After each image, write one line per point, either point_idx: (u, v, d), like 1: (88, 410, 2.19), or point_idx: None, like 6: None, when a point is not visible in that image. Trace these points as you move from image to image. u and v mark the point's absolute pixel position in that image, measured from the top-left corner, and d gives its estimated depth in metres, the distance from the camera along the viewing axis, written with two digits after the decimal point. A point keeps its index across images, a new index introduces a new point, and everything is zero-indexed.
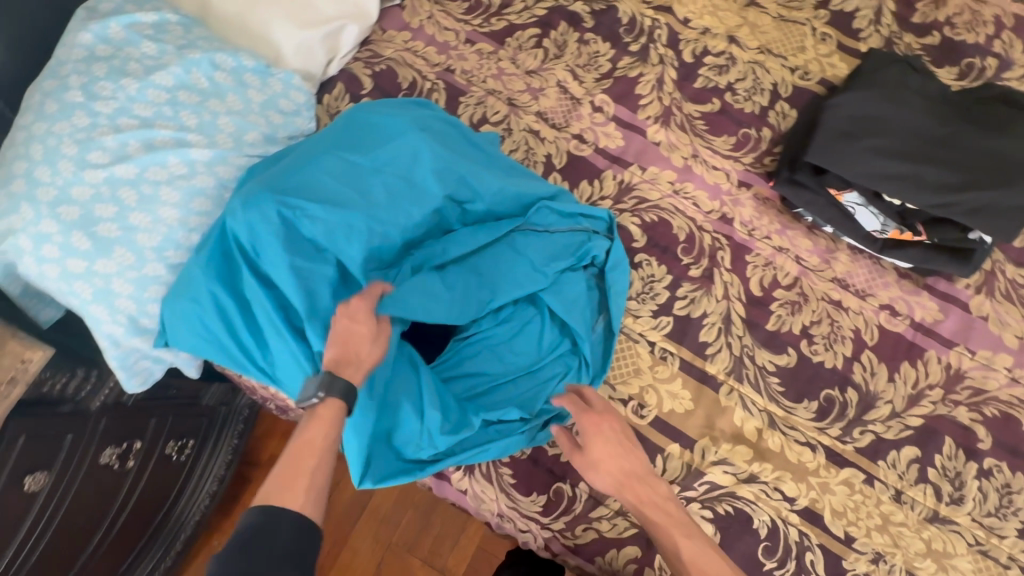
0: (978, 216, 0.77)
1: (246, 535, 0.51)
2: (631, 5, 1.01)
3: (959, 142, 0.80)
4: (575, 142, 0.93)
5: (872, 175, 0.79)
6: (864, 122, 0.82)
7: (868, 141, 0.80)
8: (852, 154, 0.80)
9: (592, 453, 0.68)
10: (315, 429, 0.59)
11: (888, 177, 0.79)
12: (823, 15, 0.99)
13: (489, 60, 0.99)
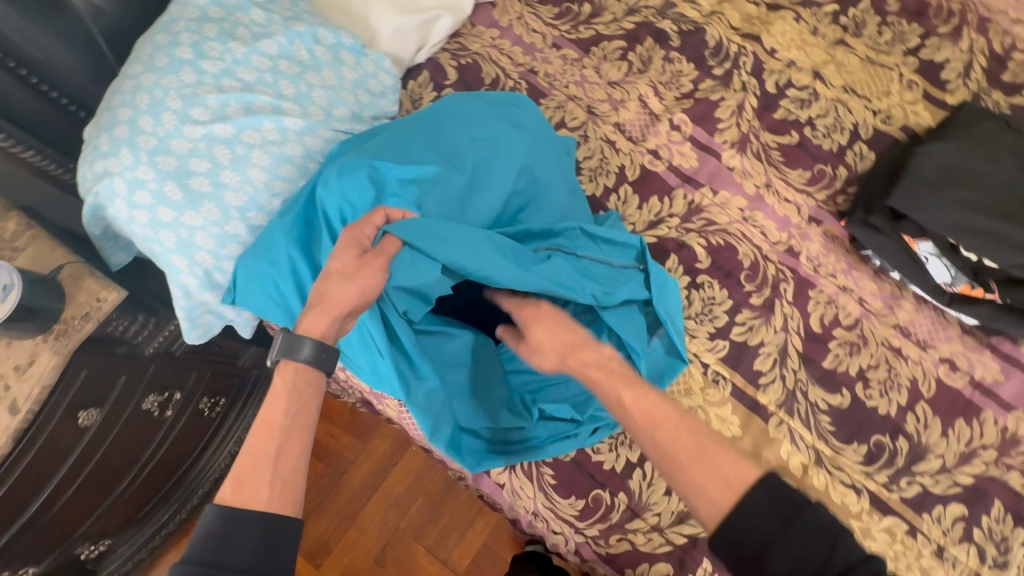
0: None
1: (206, 544, 0.50)
2: (720, 30, 1.02)
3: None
4: (650, 158, 0.94)
5: (954, 228, 0.79)
6: (953, 174, 0.82)
7: (954, 193, 0.80)
8: (936, 204, 0.80)
9: (533, 339, 0.71)
10: (277, 403, 0.58)
11: (971, 231, 0.79)
12: (912, 62, 0.98)
13: (573, 66, 1.00)
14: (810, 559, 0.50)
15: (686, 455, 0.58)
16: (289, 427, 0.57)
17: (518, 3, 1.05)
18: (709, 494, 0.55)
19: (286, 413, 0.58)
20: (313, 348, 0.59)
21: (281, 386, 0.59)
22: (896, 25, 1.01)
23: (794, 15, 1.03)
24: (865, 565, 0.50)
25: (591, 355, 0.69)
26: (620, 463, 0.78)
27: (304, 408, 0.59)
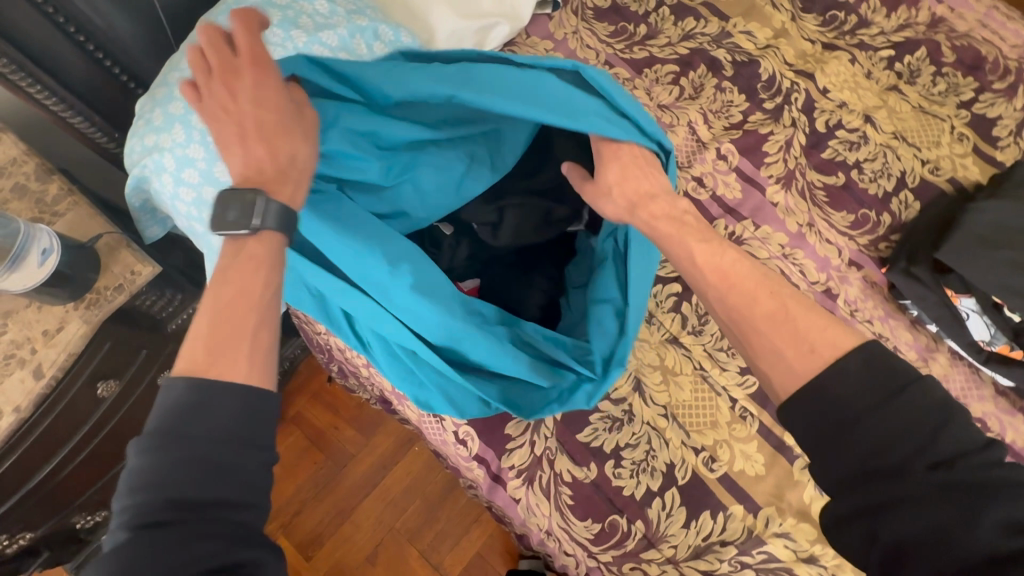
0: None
1: (174, 415, 0.42)
2: (774, 64, 1.01)
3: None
4: (694, 185, 0.93)
5: (1003, 288, 0.77)
6: (1008, 232, 0.79)
7: (1007, 253, 0.78)
8: (988, 262, 0.78)
9: (604, 179, 0.69)
10: (242, 272, 0.50)
11: (1017, 292, 0.77)
12: (964, 115, 0.98)
13: (625, 86, 1.00)
14: (910, 434, 0.43)
15: (764, 317, 0.53)
16: (264, 299, 0.49)
17: (574, 17, 1.05)
18: (788, 360, 0.50)
19: (263, 280, 0.50)
20: (277, 213, 0.52)
21: (249, 255, 0.51)
22: (950, 76, 1.01)
23: (850, 56, 1.03)
24: (982, 452, 0.42)
25: (661, 207, 0.66)
26: (641, 490, 0.77)
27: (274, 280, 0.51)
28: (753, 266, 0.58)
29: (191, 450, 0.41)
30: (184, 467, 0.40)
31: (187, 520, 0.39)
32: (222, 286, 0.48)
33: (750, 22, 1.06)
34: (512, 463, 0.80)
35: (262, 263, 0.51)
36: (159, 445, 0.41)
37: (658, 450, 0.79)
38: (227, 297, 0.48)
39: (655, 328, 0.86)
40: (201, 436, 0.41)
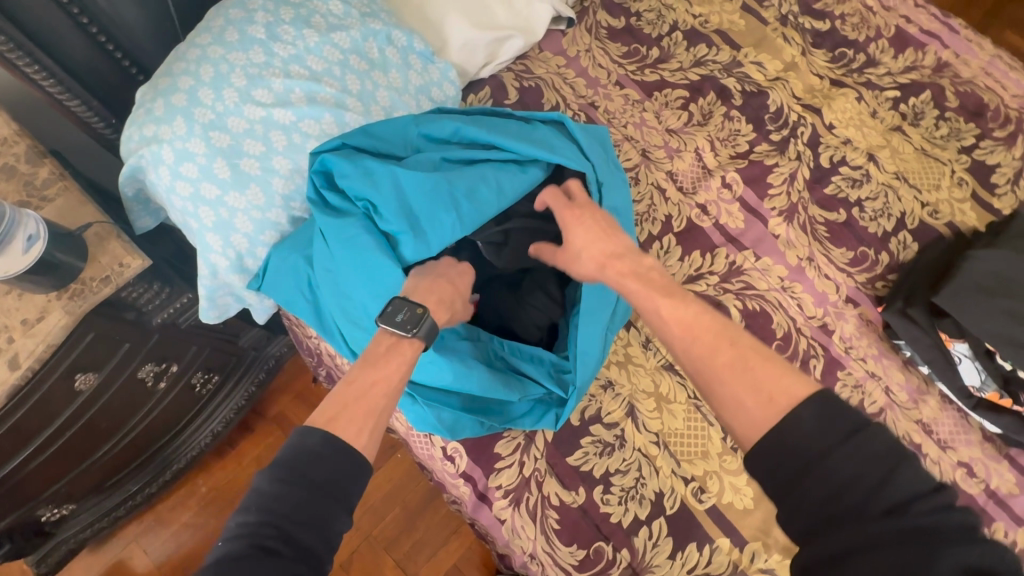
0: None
1: (302, 458, 0.48)
2: (782, 96, 1.02)
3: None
4: (698, 211, 0.93)
5: (997, 337, 0.78)
6: (1004, 282, 0.80)
7: (1003, 302, 0.79)
8: (982, 310, 0.79)
9: (573, 243, 0.70)
10: (390, 363, 0.59)
11: (1012, 342, 0.78)
12: (964, 160, 0.99)
13: (634, 108, 1.00)
14: (861, 483, 0.44)
15: (726, 367, 0.53)
16: (399, 391, 0.58)
17: (588, 35, 1.05)
18: (749, 410, 0.50)
19: (400, 378, 0.58)
20: (430, 326, 0.62)
21: (399, 353, 0.60)
22: (953, 121, 1.02)
23: (856, 94, 1.04)
24: (931, 496, 0.43)
25: (627, 265, 0.66)
26: (628, 518, 0.76)
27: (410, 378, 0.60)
28: (713, 315, 0.58)
29: (309, 496, 0.47)
30: (298, 510, 0.46)
31: (283, 554, 0.45)
32: (370, 369, 0.58)
33: (761, 53, 1.06)
34: (500, 482, 0.78)
35: (401, 359, 0.60)
36: (283, 482, 0.47)
37: (648, 478, 0.78)
38: (370, 381, 0.57)
39: (651, 354, 0.85)
40: (316, 484, 0.48)
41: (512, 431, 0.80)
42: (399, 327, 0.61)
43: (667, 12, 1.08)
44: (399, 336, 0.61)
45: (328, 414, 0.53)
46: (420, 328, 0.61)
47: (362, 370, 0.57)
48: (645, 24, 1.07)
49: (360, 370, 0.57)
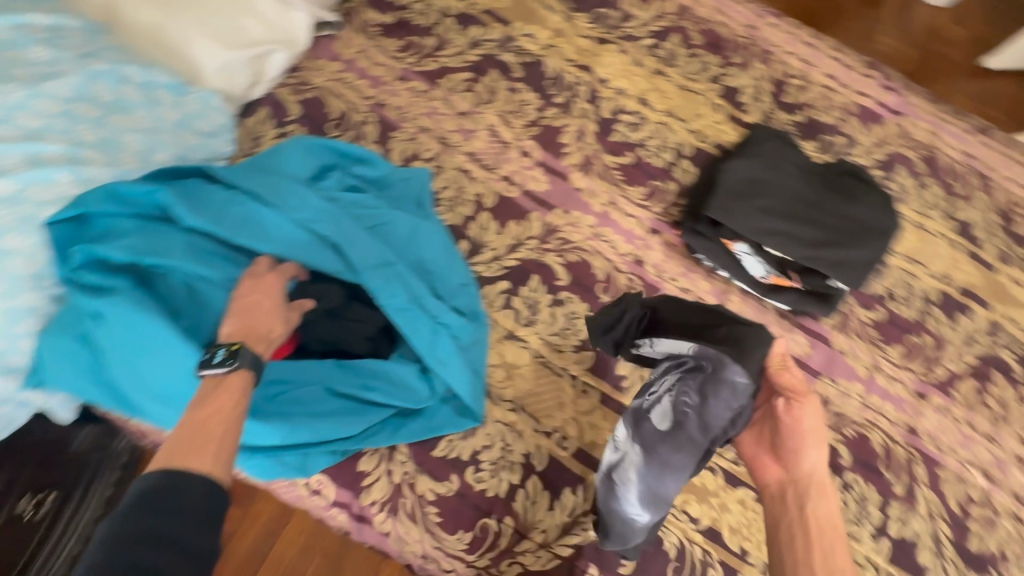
0: (838, 271, 0.85)
1: (144, 496, 0.49)
2: (556, 62, 1.10)
3: (830, 211, 0.89)
4: (505, 184, 0.98)
5: (756, 231, 0.88)
6: (752, 186, 0.91)
7: (754, 201, 0.89)
8: (740, 211, 0.89)
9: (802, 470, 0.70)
10: (217, 400, 0.58)
11: (767, 232, 0.88)
12: (716, 88, 1.15)
13: (422, 98, 1.01)
14: None
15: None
16: (238, 421, 0.58)
17: (360, 35, 1.04)
18: None
19: (236, 409, 0.58)
20: (253, 356, 0.61)
21: (230, 386, 0.59)
22: (701, 56, 1.17)
23: (619, 48, 1.15)
24: None
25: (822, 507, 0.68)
26: (503, 487, 0.79)
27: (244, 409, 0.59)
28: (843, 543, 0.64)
29: (156, 523, 0.47)
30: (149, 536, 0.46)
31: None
32: (200, 407, 0.57)
33: (530, 25, 1.13)
34: (373, 498, 0.77)
35: (233, 397, 0.59)
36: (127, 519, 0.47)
37: (513, 443, 0.82)
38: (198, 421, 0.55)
39: (491, 328, 0.88)
40: (168, 511, 0.48)
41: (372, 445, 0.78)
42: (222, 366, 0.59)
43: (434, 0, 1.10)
44: (222, 373, 0.60)
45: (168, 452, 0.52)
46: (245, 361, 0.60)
47: (194, 410, 0.56)
48: (415, 15, 1.08)
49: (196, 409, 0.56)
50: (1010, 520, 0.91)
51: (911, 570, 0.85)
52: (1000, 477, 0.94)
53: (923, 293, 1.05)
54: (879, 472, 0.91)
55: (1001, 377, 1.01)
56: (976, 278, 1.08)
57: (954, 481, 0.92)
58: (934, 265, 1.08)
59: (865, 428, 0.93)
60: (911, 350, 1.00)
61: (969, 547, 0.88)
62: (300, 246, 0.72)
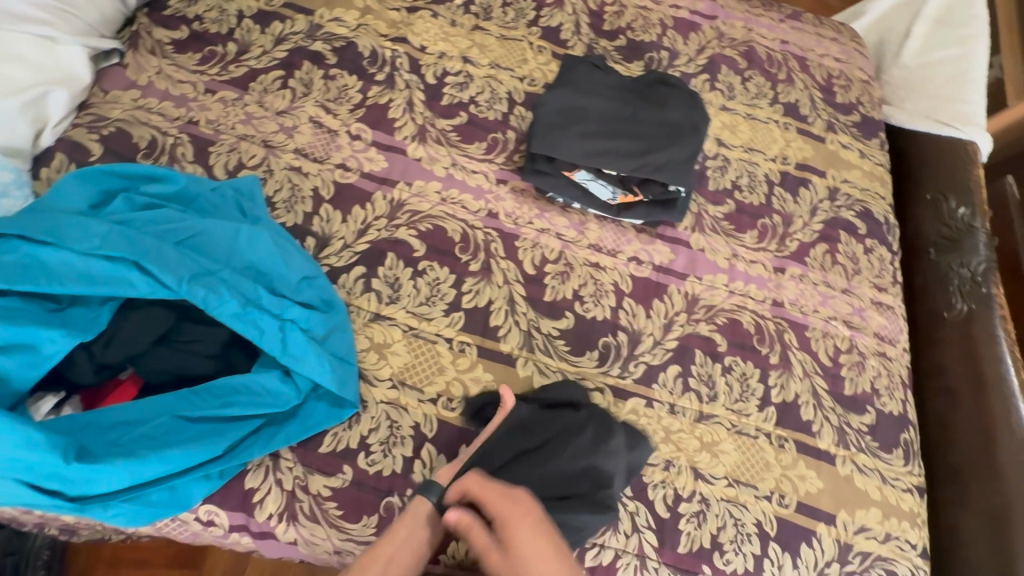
0: (661, 172, 0.95)
1: None
2: (370, 40, 1.09)
3: (643, 119, 0.98)
4: (340, 172, 0.96)
5: (583, 155, 0.94)
6: (569, 113, 0.97)
7: (574, 129, 0.95)
8: (565, 141, 0.94)
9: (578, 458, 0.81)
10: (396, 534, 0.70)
11: (594, 153, 0.94)
12: (536, 31, 1.16)
13: (235, 107, 0.98)
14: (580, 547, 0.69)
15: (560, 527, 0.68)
16: (410, 559, 0.69)
17: (152, 57, 0.98)
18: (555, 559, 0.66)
19: (404, 546, 0.69)
20: (433, 490, 0.73)
21: (405, 522, 0.71)
22: (515, 4, 1.18)
23: (432, 12, 1.14)
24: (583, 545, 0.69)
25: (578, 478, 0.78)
26: (398, 464, 0.80)
27: (418, 540, 0.71)
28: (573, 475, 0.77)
29: None
30: None
31: None
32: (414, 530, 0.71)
33: (334, 9, 1.10)
34: (269, 511, 0.76)
35: (407, 525, 0.71)
36: None
37: (400, 418, 0.82)
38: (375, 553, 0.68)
39: (354, 314, 0.87)
40: None
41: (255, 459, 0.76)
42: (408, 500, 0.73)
43: (227, 5, 1.06)
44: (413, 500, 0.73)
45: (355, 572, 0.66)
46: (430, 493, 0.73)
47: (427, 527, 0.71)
48: (210, 24, 1.04)
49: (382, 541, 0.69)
50: (876, 358, 1.00)
51: (798, 428, 0.92)
52: (861, 323, 1.02)
53: (766, 177, 1.11)
54: (755, 349, 0.97)
55: (848, 235, 1.09)
56: (809, 151, 1.16)
57: (821, 338, 1.00)
58: (771, 150, 1.14)
59: (736, 313, 0.99)
60: (763, 231, 1.07)
61: (844, 392, 0.96)
62: (96, 276, 0.66)
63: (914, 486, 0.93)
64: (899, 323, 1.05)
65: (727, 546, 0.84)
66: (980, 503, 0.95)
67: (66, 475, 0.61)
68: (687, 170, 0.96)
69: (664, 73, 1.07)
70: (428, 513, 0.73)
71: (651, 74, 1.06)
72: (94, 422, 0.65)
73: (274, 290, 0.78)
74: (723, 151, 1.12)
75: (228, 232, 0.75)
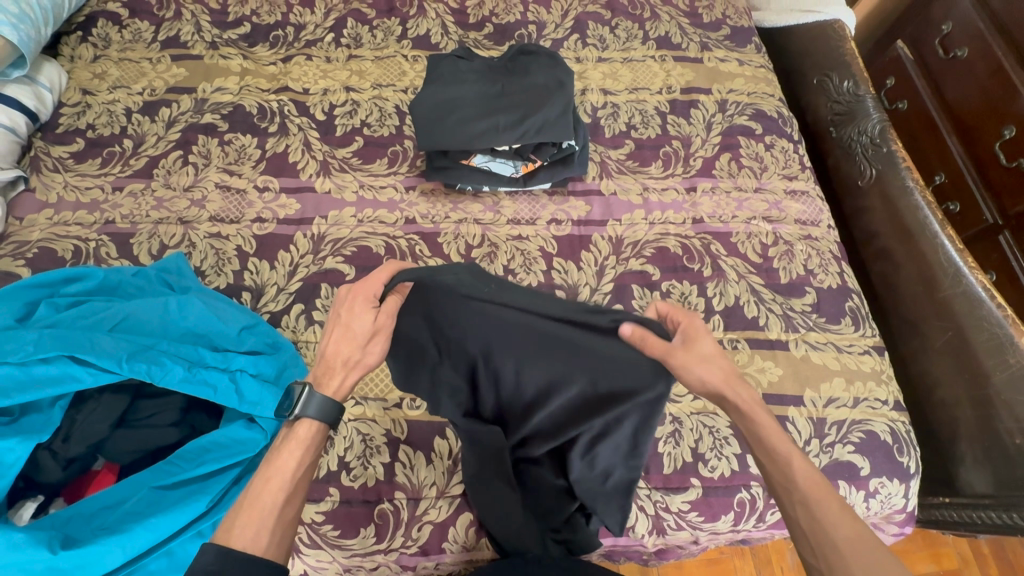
0: (544, 133, 0.99)
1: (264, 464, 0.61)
2: (256, 97, 1.14)
3: (514, 91, 1.03)
4: (257, 225, 1.01)
5: (469, 140, 0.99)
6: (444, 105, 1.01)
7: (451, 117, 1.00)
8: (448, 133, 0.99)
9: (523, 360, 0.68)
10: (283, 455, 0.61)
11: (478, 134, 0.99)
12: (407, 44, 1.22)
13: (145, 197, 1.02)
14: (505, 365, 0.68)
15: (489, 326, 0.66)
16: (297, 478, 0.60)
17: (56, 174, 1.03)
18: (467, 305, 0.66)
19: (296, 462, 0.61)
20: (316, 405, 0.62)
21: (295, 439, 0.62)
22: (382, 25, 1.24)
23: (307, 56, 1.20)
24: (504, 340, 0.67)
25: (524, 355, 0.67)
26: (380, 471, 0.82)
27: (311, 456, 0.63)
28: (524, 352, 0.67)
29: (249, 493, 0.58)
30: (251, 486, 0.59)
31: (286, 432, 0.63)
32: (271, 463, 0.60)
33: (214, 80, 1.16)
34: None
35: (296, 442, 0.62)
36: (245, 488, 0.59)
37: (371, 431, 0.85)
38: (264, 479, 0.59)
39: (304, 349, 0.91)
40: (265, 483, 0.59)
41: None
42: (291, 414, 0.62)
43: (113, 106, 1.11)
44: (292, 420, 0.63)
45: (222, 529, 0.55)
46: (307, 408, 0.62)
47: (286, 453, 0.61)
48: (102, 128, 1.09)
49: (247, 490, 0.58)
50: (803, 242, 1.04)
51: (745, 326, 0.96)
52: (780, 215, 1.07)
53: (656, 110, 1.16)
54: (686, 268, 1.01)
55: (746, 138, 1.15)
56: (690, 75, 1.21)
57: (747, 239, 1.04)
58: (655, 84, 1.20)
59: (661, 242, 1.03)
60: (667, 159, 1.11)
61: (781, 282, 1.00)
62: (40, 381, 0.70)
63: (870, 347, 0.96)
64: (817, 205, 1.09)
65: (709, 454, 0.86)
66: (938, 343, 0.98)
67: (61, 567, 0.64)
68: (569, 122, 1.01)
69: (522, 44, 1.13)
70: (310, 423, 0.63)
71: (511, 48, 1.12)
72: (75, 514, 0.69)
73: (217, 348, 0.82)
74: (609, 99, 1.17)
75: (157, 308, 0.80)
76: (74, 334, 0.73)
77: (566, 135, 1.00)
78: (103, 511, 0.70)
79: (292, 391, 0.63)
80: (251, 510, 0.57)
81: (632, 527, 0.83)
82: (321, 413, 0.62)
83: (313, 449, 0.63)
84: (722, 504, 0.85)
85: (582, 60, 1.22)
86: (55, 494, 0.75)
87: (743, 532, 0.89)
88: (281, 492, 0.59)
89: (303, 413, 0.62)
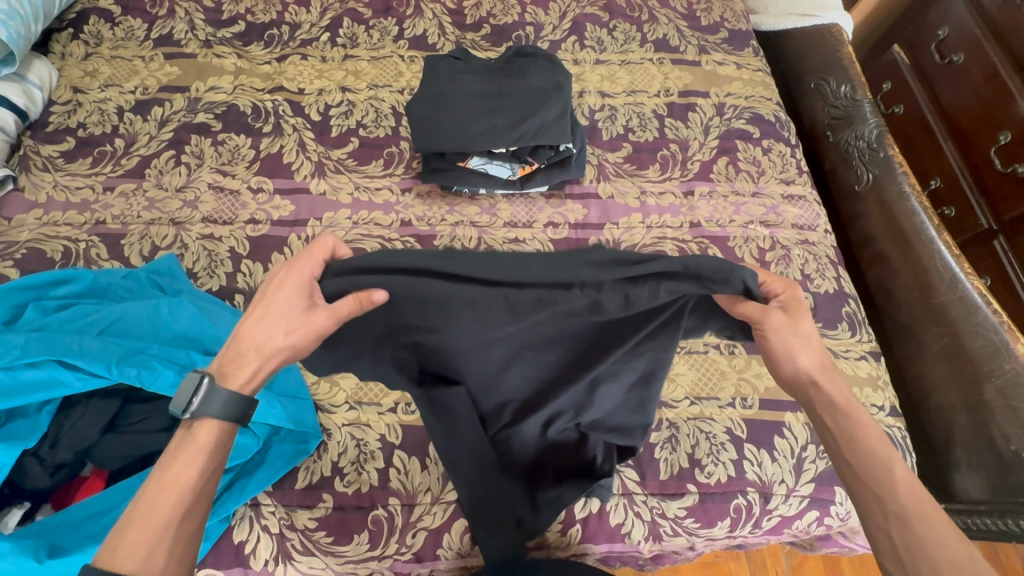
0: (542, 136, 0.99)
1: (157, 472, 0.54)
2: (250, 97, 1.13)
3: (512, 92, 1.03)
4: (251, 227, 1.00)
5: (466, 142, 0.98)
6: (441, 106, 1.00)
7: (448, 119, 0.99)
8: (445, 134, 0.99)
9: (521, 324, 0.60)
10: (181, 460, 0.55)
11: (476, 136, 0.98)
12: (404, 45, 1.21)
13: (136, 197, 1.01)
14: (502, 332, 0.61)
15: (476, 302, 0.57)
16: (198, 485, 0.54)
17: (46, 174, 1.01)
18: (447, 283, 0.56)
19: (196, 467, 0.55)
20: (222, 401, 0.56)
21: (193, 443, 0.56)
22: (378, 25, 1.23)
23: (302, 56, 1.18)
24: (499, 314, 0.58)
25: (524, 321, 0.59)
26: (374, 477, 0.82)
27: (217, 461, 0.57)
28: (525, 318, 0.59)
29: (139, 505, 0.52)
30: (142, 497, 0.52)
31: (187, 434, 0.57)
32: (164, 471, 0.54)
33: (208, 79, 1.14)
34: (263, 557, 0.77)
35: (196, 446, 0.56)
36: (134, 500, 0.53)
37: (366, 435, 0.84)
38: (158, 488, 0.53)
39: None
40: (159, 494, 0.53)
41: (234, 515, 0.78)
42: (190, 408, 0.55)
43: (104, 105, 1.09)
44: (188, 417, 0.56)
45: (108, 548, 0.50)
46: (211, 404, 0.56)
47: (182, 459, 0.55)
48: (93, 127, 1.07)
49: (137, 501, 0.52)
50: (800, 247, 1.04)
51: None
52: (777, 220, 1.07)
53: (654, 113, 1.16)
54: None
55: (743, 142, 1.14)
56: (688, 78, 1.21)
57: (744, 244, 1.04)
58: (652, 86, 1.19)
59: (658, 246, 1.02)
60: (664, 162, 1.11)
61: None
62: (28, 386, 0.69)
63: (866, 353, 0.96)
64: (814, 209, 1.09)
65: (706, 460, 0.86)
66: (934, 348, 0.98)
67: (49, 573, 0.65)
68: (566, 125, 1.01)
69: (520, 46, 1.13)
70: (212, 422, 0.57)
71: (508, 50, 1.12)
72: (62, 521, 0.67)
73: (209, 351, 0.81)
74: (607, 101, 1.17)
75: (148, 310, 0.79)
76: (61, 338, 0.71)
77: (564, 139, 1.00)
78: (91, 518, 0.68)
79: (189, 382, 0.56)
80: (145, 525, 0.51)
81: (628, 533, 0.83)
82: (227, 412, 0.57)
83: (217, 454, 0.57)
84: (718, 510, 0.84)
85: (579, 62, 1.21)
86: (42, 501, 0.73)
87: (739, 538, 0.88)
88: (179, 503, 0.53)
89: (203, 408, 0.56)
